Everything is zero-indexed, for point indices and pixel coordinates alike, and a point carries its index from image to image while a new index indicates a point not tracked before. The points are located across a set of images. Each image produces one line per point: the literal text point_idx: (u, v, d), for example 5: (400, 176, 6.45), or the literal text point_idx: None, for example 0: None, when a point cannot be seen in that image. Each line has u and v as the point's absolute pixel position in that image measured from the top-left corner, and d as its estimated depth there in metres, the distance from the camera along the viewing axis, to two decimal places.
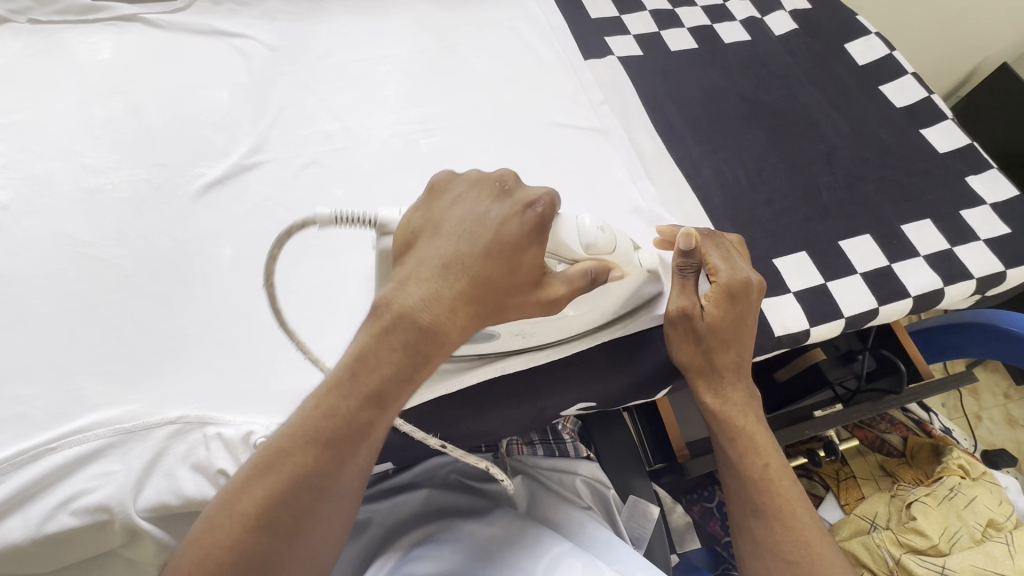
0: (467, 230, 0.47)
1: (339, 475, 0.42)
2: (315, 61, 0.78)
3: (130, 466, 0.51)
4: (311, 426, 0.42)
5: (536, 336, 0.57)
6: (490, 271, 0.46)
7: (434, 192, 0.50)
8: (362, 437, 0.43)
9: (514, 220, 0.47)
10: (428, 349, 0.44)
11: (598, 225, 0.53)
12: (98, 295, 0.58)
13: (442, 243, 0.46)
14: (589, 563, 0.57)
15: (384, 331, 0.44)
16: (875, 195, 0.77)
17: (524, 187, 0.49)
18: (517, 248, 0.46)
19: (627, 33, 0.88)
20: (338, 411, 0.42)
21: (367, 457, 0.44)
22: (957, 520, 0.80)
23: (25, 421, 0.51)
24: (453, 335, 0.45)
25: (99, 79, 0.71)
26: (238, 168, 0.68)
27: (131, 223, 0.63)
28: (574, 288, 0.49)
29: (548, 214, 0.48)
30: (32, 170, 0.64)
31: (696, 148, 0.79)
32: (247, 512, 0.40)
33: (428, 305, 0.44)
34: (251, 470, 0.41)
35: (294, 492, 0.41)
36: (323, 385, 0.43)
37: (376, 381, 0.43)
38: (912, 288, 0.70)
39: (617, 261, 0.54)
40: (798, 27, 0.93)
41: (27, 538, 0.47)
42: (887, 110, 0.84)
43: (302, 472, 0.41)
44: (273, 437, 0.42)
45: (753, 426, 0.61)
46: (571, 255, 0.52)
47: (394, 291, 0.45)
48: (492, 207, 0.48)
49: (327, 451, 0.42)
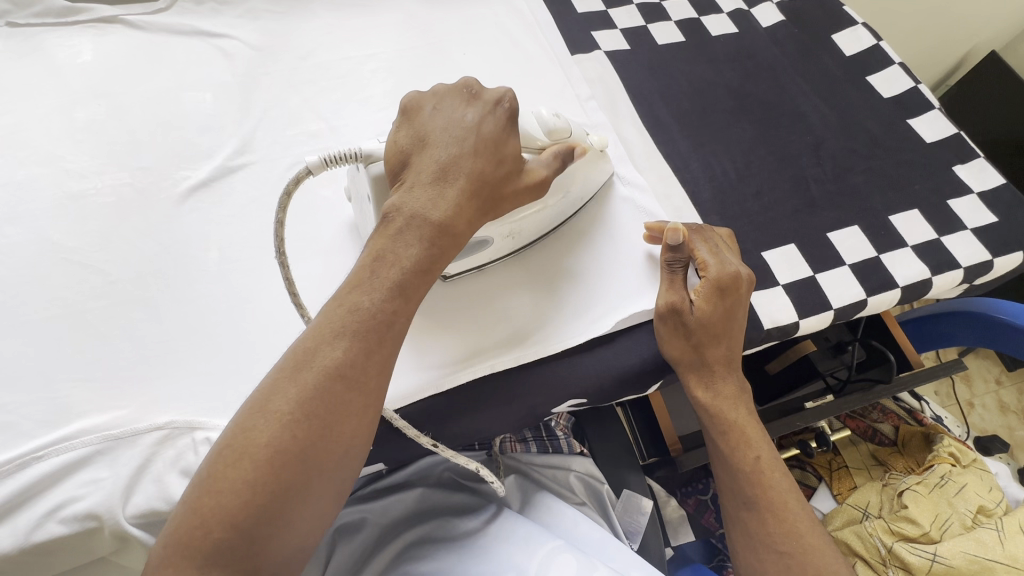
0: (454, 134, 0.51)
1: (370, 362, 0.43)
2: (299, 60, 0.77)
3: (118, 473, 0.50)
4: (335, 322, 0.43)
5: (522, 235, 0.63)
6: (483, 168, 0.50)
7: (411, 109, 0.53)
8: (387, 327, 0.45)
9: (490, 119, 0.52)
10: (442, 241, 0.48)
11: (553, 113, 0.59)
12: (84, 300, 0.58)
13: (435, 150, 0.50)
14: (584, 561, 0.58)
15: (397, 231, 0.47)
16: (863, 186, 0.77)
17: (491, 90, 0.54)
18: (498, 143, 0.52)
19: (613, 26, 0.88)
20: (361, 304, 0.44)
21: (394, 352, 0.45)
22: (947, 508, 0.80)
23: (11, 429, 0.51)
24: (461, 229, 0.49)
25: (80, 82, 0.71)
26: (223, 170, 0.68)
27: (115, 227, 0.62)
28: (551, 169, 0.56)
29: (515, 108, 0.53)
30: (14, 176, 0.63)
31: (684, 141, 0.79)
32: (282, 407, 0.40)
33: (435, 203, 0.48)
34: (278, 373, 0.42)
35: (327, 383, 0.41)
36: (344, 287, 0.45)
37: (395, 274, 0.46)
38: (900, 279, 0.70)
39: (576, 142, 0.61)
40: (785, 18, 0.92)
41: (16, 547, 0.48)
42: (873, 101, 0.84)
43: (334, 364, 0.42)
44: (297, 342, 0.43)
45: (744, 420, 0.61)
46: (538, 144, 0.57)
47: (401, 196, 0.48)
48: (469, 111, 0.52)
49: (356, 342, 0.43)
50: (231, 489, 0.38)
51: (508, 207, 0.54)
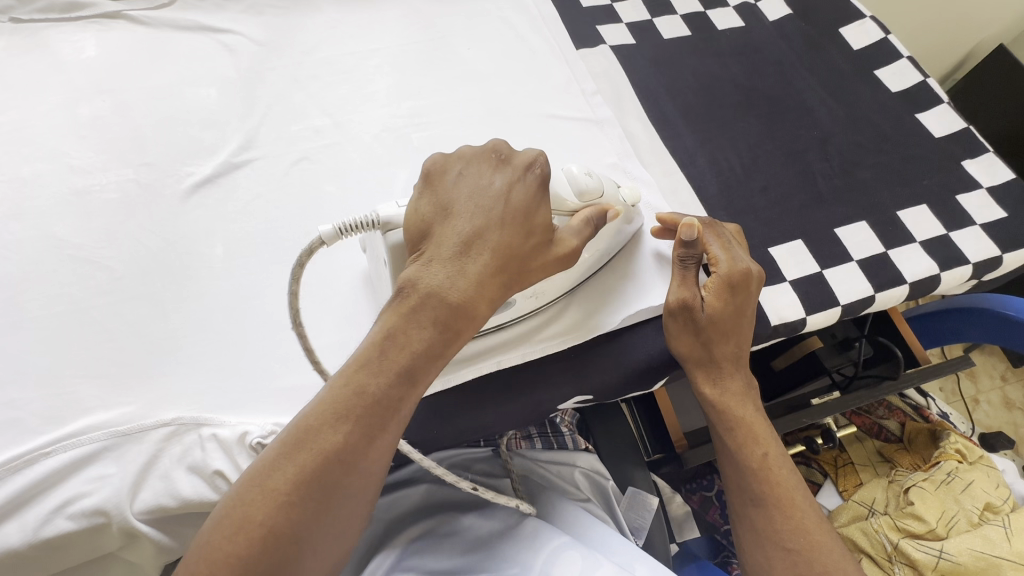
0: (480, 203, 0.50)
1: (373, 449, 0.43)
2: (303, 55, 0.77)
3: (125, 469, 0.50)
4: (342, 404, 0.43)
5: (546, 295, 0.60)
6: (509, 241, 0.49)
7: (434, 175, 0.52)
8: (392, 413, 0.44)
9: (519, 186, 0.51)
10: (457, 325, 0.47)
11: (585, 172, 0.56)
12: (89, 297, 0.58)
13: (458, 222, 0.49)
14: (588, 557, 0.57)
15: (413, 309, 0.46)
16: (871, 182, 0.76)
17: (519, 154, 0.53)
18: (528, 212, 0.51)
19: (619, 21, 0.87)
20: (369, 387, 0.43)
21: (395, 436, 0.45)
22: (954, 505, 0.80)
23: (19, 425, 0.51)
24: (480, 310, 0.48)
25: (84, 78, 0.70)
26: (227, 166, 0.67)
27: (120, 224, 0.62)
28: (583, 236, 0.54)
29: (545, 172, 0.53)
30: (19, 172, 0.63)
31: (691, 137, 0.78)
32: (281, 487, 0.40)
33: (453, 283, 0.47)
34: (280, 448, 0.41)
35: (328, 467, 0.41)
36: (353, 363, 0.44)
37: (405, 358, 0.45)
38: (908, 274, 0.69)
39: (608, 202, 0.58)
40: (792, 12, 0.92)
41: (25, 543, 0.47)
42: (881, 95, 0.84)
43: (335, 448, 0.41)
44: (301, 416, 0.42)
45: (750, 416, 0.61)
46: (568, 207, 0.55)
47: (419, 271, 0.47)
48: (495, 177, 0.52)
49: (361, 427, 0.42)
50: (220, 563, 0.38)
51: (536, 278, 0.52)
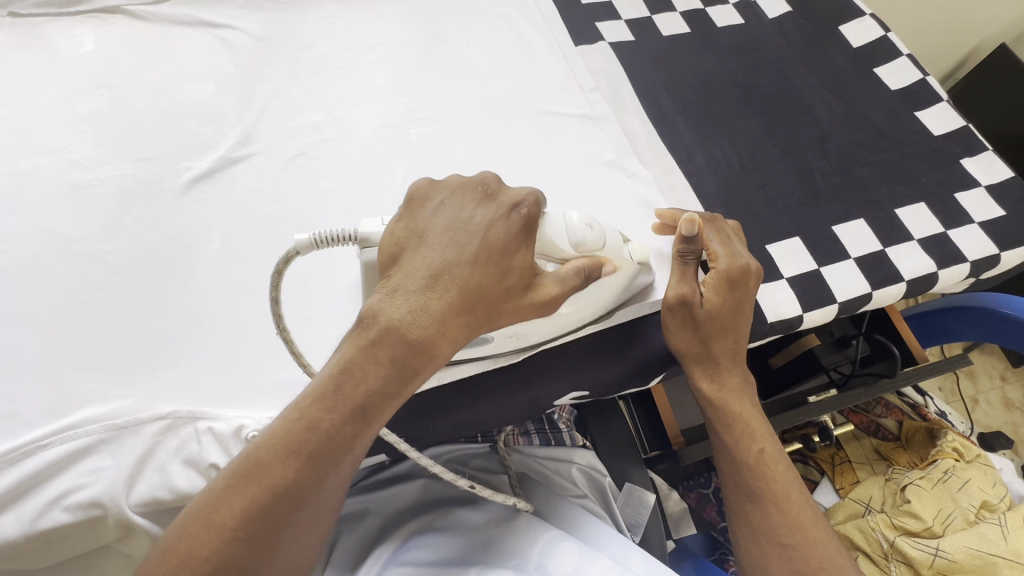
0: (455, 238, 0.48)
1: (321, 486, 0.43)
2: (301, 51, 0.77)
3: (122, 461, 0.50)
4: (291, 439, 0.42)
5: (528, 338, 0.56)
6: (478, 281, 0.46)
7: (415, 202, 0.50)
8: (344, 450, 0.44)
9: (500, 224, 0.48)
10: (417, 363, 0.45)
11: (586, 222, 0.53)
12: (86, 291, 0.58)
13: (429, 254, 0.47)
14: (582, 552, 0.57)
15: (370, 344, 0.44)
16: (869, 179, 0.76)
17: (508, 191, 0.50)
18: (505, 252, 0.48)
19: (618, 18, 0.87)
20: (321, 424, 0.43)
21: (347, 470, 0.45)
22: (950, 503, 0.80)
23: (16, 418, 0.51)
24: (441, 349, 0.46)
25: (83, 73, 0.71)
26: (225, 161, 0.67)
27: (118, 219, 0.62)
28: (567, 286, 0.49)
29: (534, 214, 0.49)
30: (17, 166, 0.63)
31: (689, 134, 0.78)
32: (225, 521, 0.40)
33: (415, 319, 0.45)
34: (227, 481, 0.42)
35: (273, 503, 0.41)
36: (308, 396, 0.44)
37: (360, 396, 0.44)
38: (905, 272, 0.69)
39: (608, 255, 0.54)
40: (792, 10, 0.91)
41: (21, 535, 0.48)
42: (881, 93, 0.84)
43: (282, 484, 0.42)
44: (249, 448, 0.43)
45: (748, 412, 0.61)
46: (562, 255, 0.51)
47: (383, 302, 0.45)
48: (477, 211, 0.49)
49: (309, 465, 0.42)
50: None
51: (506, 320, 0.48)
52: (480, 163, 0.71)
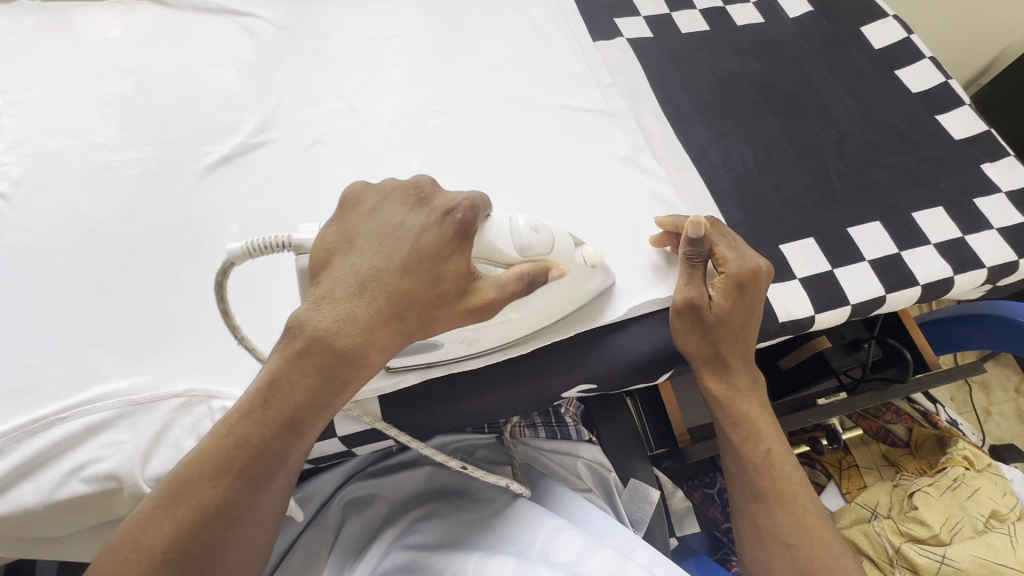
0: (385, 243, 0.49)
1: (253, 501, 0.45)
2: (321, 40, 0.78)
3: (138, 436, 0.52)
4: (220, 457, 0.44)
5: (478, 344, 0.57)
6: (407, 287, 0.47)
7: (349, 206, 0.51)
8: (274, 463, 0.46)
9: (433, 229, 0.48)
10: (346, 371, 0.47)
11: (533, 225, 0.50)
12: (107, 269, 0.59)
13: (358, 260, 0.48)
14: (586, 540, 0.57)
15: (298, 354, 0.46)
16: (887, 182, 0.75)
17: (441, 194, 0.51)
18: (439, 257, 0.48)
19: (637, 14, 0.87)
20: (250, 439, 0.45)
21: (281, 480, 0.47)
22: (958, 511, 0.79)
23: (37, 390, 0.53)
24: (370, 356, 0.47)
25: (108, 58, 0.72)
26: (244, 147, 0.68)
27: (139, 200, 0.64)
28: (507, 293, 0.49)
29: (470, 220, 0.49)
30: (43, 147, 0.65)
31: (705, 132, 0.78)
32: (155, 545, 0.42)
33: (343, 327, 0.46)
34: (157, 504, 0.43)
35: (204, 523, 0.43)
36: (236, 412, 0.45)
37: (288, 408, 0.46)
38: (921, 276, 0.69)
39: (556, 259, 0.51)
40: (813, 10, 0.91)
41: (40, 503, 0.49)
42: (901, 96, 0.83)
43: (213, 501, 0.44)
44: (180, 468, 0.44)
45: (755, 412, 0.61)
46: (506, 260, 0.50)
47: (309, 312, 0.46)
48: (410, 216, 0.50)
49: (238, 481, 0.44)
50: None
51: (440, 326, 0.49)
52: (495, 155, 0.71)
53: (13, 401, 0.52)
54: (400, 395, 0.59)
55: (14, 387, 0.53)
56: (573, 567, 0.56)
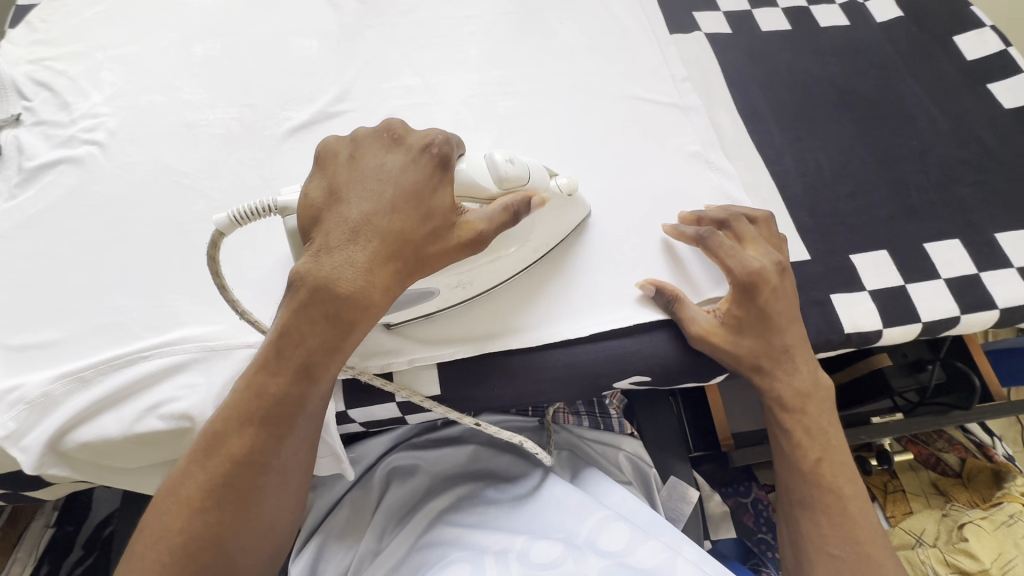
0: (370, 188, 0.49)
1: (278, 448, 0.47)
2: (401, 16, 0.79)
3: (212, 380, 0.54)
4: (241, 411, 0.47)
5: (474, 285, 0.58)
6: (399, 227, 0.48)
7: (327, 156, 0.51)
8: (293, 411, 0.47)
9: (414, 168, 0.49)
10: (351, 314, 0.47)
11: (508, 158, 0.51)
12: (191, 221, 0.62)
13: (347, 208, 0.48)
14: (635, 533, 0.58)
15: (300, 304, 0.46)
16: (969, 200, 0.72)
17: (415, 133, 0.51)
18: (423, 194, 0.49)
19: (717, 9, 0.85)
20: (265, 389, 0.47)
21: (304, 426, 0.49)
22: (1013, 548, 0.76)
23: (123, 329, 0.56)
24: (373, 298, 0.47)
25: (200, 20, 0.75)
26: (322, 115, 0.70)
27: (222, 157, 0.66)
28: (494, 223, 0.49)
29: (446, 152, 0.50)
30: (137, 101, 0.68)
31: (779, 134, 0.76)
32: (194, 495, 0.46)
33: (344, 273, 0.46)
34: (192, 459, 0.47)
35: (237, 472, 0.46)
36: (252, 367, 0.47)
37: (299, 356, 0.47)
38: (1000, 300, 0.66)
39: (535, 189, 0.53)
40: (903, 15, 0.87)
41: (121, 434, 0.52)
42: (992, 111, 0.79)
43: (241, 451, 0.46)
44: (207, 427, 0.47)
45: (811, 418, 0.60)
46: (486, 194, 0.51)
47: (308, 264, 0.47)
48: (390, 158, 0.50)
49: (260, 430, 0.47)
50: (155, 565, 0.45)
51: (436, 266, 0.50)
52: (563, 141, 0.71)
53: (99, 336, 0.56)
54: (457, 368, 0.60)
55: (101, 324, 0.56)
56: (621, 558, 0.57)
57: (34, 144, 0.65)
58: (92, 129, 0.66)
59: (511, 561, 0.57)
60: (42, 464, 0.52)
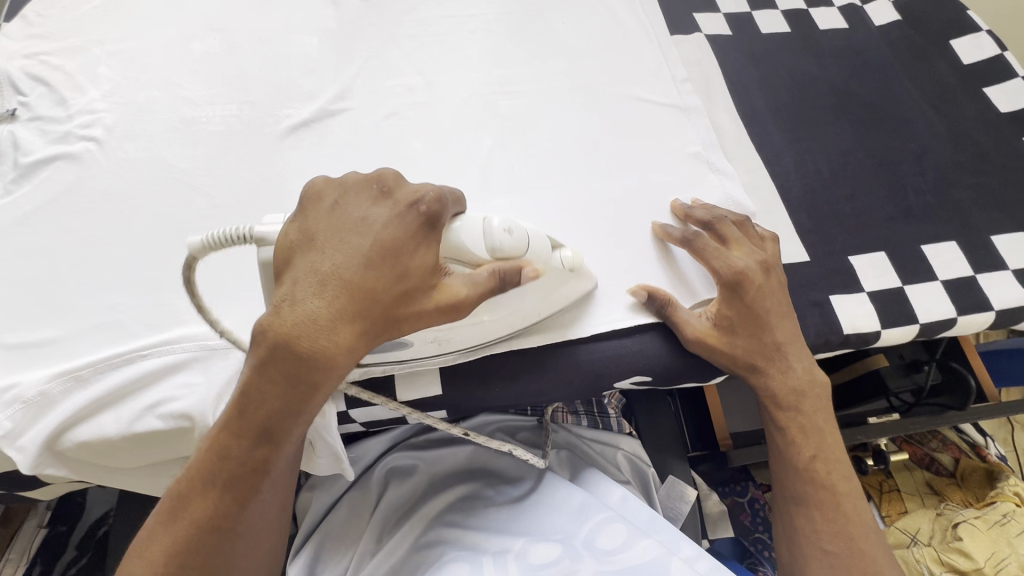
0: (347, 241, 0.46)
1: (242, 509, 0.47)
2: (402, 14, 0.78)
3: (212, 380, 0.54)
4: (206, 473, 0.46)
5: (452, 341, 0.55)
6: (371, 286, 0.45)
7: (307, 201, 0.48)
8: (258, 473, 0.47)
9: (396, 224, 0.46)
10: (315, 378, 0.45)
11: (507, 227, 0.50)
12: (191, 219, 0.62)
13: (319, 261, 0.45)
14: (631, 532, 0.58)
15: (263, 366, 0.44)
16: (966, 202, 0.73)
17: (404, 186, 0.48)
18: (402, 254, 0.46)
19: (717, 10, 0.85)
20: (230, 453, 0.46)
21: (270, 484, 0.49)
22: (1006, 547, 0.76)
23: (121, 327, 0.56)
24: (337, 362, 0.45)
25: (200, 16, 0.75)
26: (323, 113, 0.70)
27: (221, 155, 0.66)
28: (475, 289, 0.48)
29: (433, 210, 0.48)
30: (136, 97, 0.68)
31: (779, 136, 0.76)
32: (157, 557, 0.45)
33: (306, 335, 0.44)
34: (157, 520, 0.46)
35: (202, 535, 0.46)
36: (216, 428, 0.46)
37: (262, 419, 0.46)
38: (996, 301, 0.66)
39: (530, 260, 0.52)
40: (901, 19, 0.87)
41: (119, 434, 0.51)
42: (988, 115, 0.80)
43: (206, 513, 0.46)
44: (172, 487, 0.47)
45: (805, 416, 0.60)
46: (475, 259, 0.50)
47: (270, 321, 0.44)
48: (373, 210, 0.47)
49: (225, 493, 0.46)
50: None
51: (409, 326, 0.48)
52: (564, 142, 0.71)
53: (98, 335, 0.55)
54: (457, 369, 0.60)
55: (99, 322, 0.56)
56: (617, 557, 0.57)
57: (29, 140, 0.64)
58: (90, 125, 0.65)
59: (510, 561, 0.57)
60: (39, 465, 0.51)
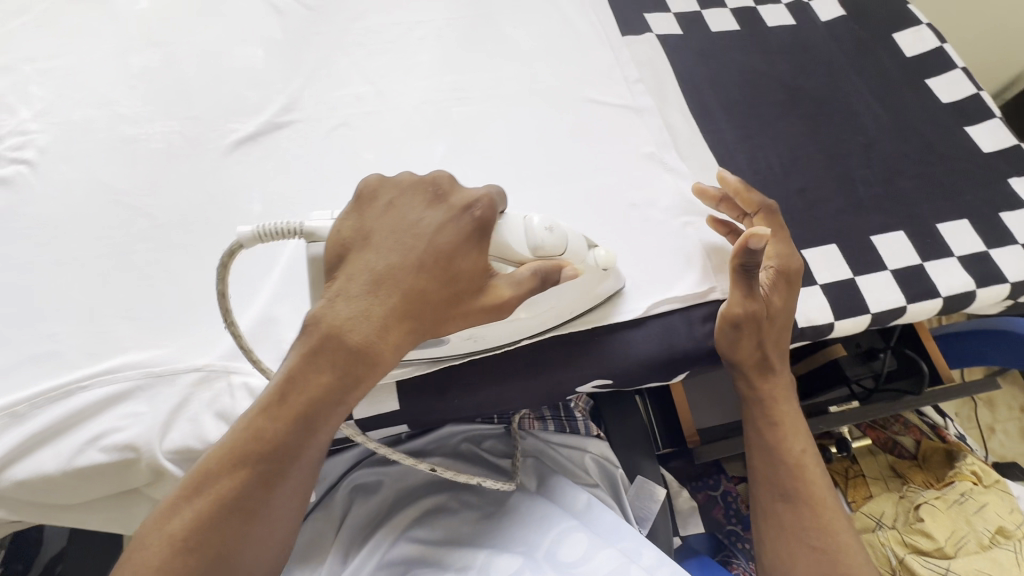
0: (401, 240, 0.48)
1: (269, 496, 0.44)
2: (349, 22, 0.77)
3: (157, 408, 0.52)
4: (239, 449, 0.44)
5: (484, 339, 0.56)
6: (422, 285, 0.47)
7: (363, 199, 0.50)
8: (288, 458, 0.45)
9: (450, 227, 0.48)
10: (359, 369, 0.46)
11: (547, 226, 0.51)
12: (131, 241, 0.60)
13: (373, 258, 0.47)
14: (593, 541, 0.58)
15: (314, 350, 0.45)
16: (911, 192, 0.75)
17: (457, 192, 0.50)
18: (453, 256, 0.48)
19: (668, 10, 0.86)
20: (265, 432, 0.45)
21: (299, 475, 0.46)
22: (965, 525, 0.79)
23: (59, 357, 0.53)
24: (384, 357, 0.46)
25: (137, 30, 0.72)
26: (269, 126, 0.68)
27: (162, 173, 0.63)
28: (521, 291, 0.48)
29: (486, 217, 0.49)
30: (70, 116, 0.65)
31: (731, 133, 0.77)
32: (177, 530, 0.42)
33: (358, 324, 0.45)
34: (179, 495, 0.44)
35: (223, 515, 0.43)
36: (256, 406, 0.45)
37: (306, 400, 0.45)
38: (943, 289, 0.68)
39: (569, 259, 0.52)
40: (846, 14, 0.89)
41: (58, 469, 0.49)
42: (932, 106, 0.82)
43: (231, 492, 0.43)
44: (202, 461, 0.45)
45: (785, 412, 0.63)
46: (517, 258, 0.50)
47: (326, 307, 0.46)
48: (426, 214, 0.49)
49: (254, 472, 0.44)
50: None
51: (456, 324, 0.48)
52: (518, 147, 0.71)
53: (34, 367, 0.53)
54: (417, 383, 0.59)
55: (35, 354, 0.53)
56: (577, 567, 0.56)
57: None
58: (21, 147, 0.63)
59: None
60: None
